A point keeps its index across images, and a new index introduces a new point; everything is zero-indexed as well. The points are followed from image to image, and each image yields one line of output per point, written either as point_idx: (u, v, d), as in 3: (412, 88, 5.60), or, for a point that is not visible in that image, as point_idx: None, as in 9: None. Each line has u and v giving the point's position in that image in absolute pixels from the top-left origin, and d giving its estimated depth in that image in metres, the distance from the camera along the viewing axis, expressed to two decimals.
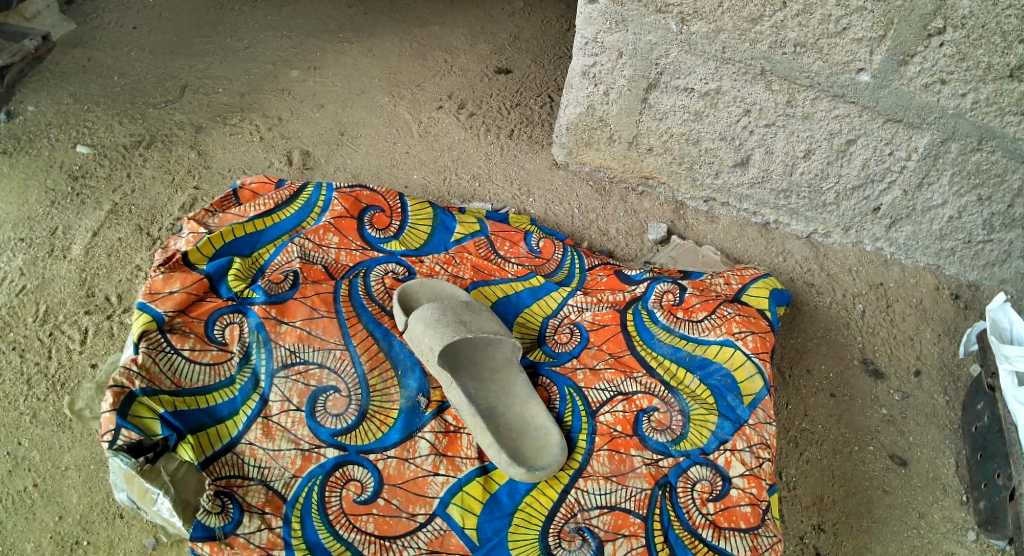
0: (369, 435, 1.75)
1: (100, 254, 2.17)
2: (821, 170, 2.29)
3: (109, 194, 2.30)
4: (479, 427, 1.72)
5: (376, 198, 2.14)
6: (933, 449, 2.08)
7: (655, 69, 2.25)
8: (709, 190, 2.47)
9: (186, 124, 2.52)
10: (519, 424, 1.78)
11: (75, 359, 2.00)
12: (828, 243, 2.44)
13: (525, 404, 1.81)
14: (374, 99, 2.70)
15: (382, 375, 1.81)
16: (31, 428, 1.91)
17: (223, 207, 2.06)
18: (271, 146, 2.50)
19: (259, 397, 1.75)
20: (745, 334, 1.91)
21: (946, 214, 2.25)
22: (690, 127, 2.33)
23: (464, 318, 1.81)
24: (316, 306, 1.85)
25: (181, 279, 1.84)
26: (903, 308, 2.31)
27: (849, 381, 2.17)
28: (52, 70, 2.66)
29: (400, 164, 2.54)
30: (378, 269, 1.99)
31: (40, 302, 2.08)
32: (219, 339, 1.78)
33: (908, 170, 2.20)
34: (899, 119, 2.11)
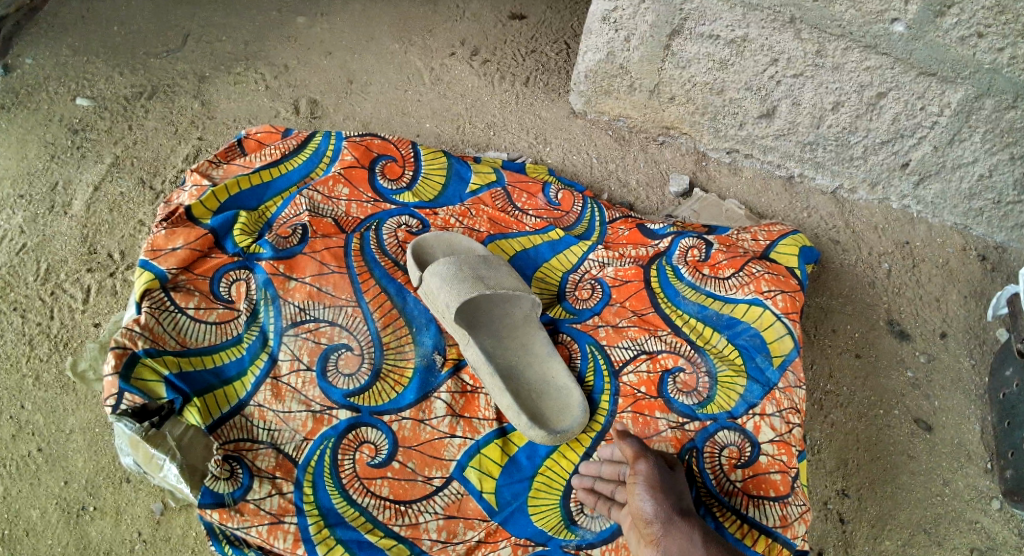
0: (384, 395, 1.70)
1: (102, 210, 2.11)
2: (849, 123, 2.20)
3: (111, 147, 2.23)
4: (498, 387, 1.68)
5: (387, 147, 2.07)
6: (958, 415, 2.03)
7: (679, 15, 2.15)
8: (732, 141, 2.39)
9: (189, 74, 2.42)
10: (540, 384, 1.73)
11: (78, 319, 1.96)
12: (853, 199, 2.36)
13: (546, 363, 1.76)
14: (383, 46, 2.60)
15: (395, 332, 1.76)
16: (34, 391, 1.87)
17: (228, 158, 1.99)
18: (277, 95, 2.42)
19: (267, 356, 1.70)
20: (774, 294, 1.85)
21: (977, 172, 2.15)
22: (715, 76, 2.24)
23: (482, 274, 1.74)
24: (327, 261, 1.79)
25: (185, 235, 1.77)
26: (929, 269, 2.24)
27: (874, 341, 2.11)
28: (51, 21, 2.51)
29: (412, 112, 2.46)
30: (391, 222, 1.92)
31: (41, 260, 2.03)
32: (226, 297, 1.73)
33: (940, 126, 2.10)
34: (933, 73, 2.01)
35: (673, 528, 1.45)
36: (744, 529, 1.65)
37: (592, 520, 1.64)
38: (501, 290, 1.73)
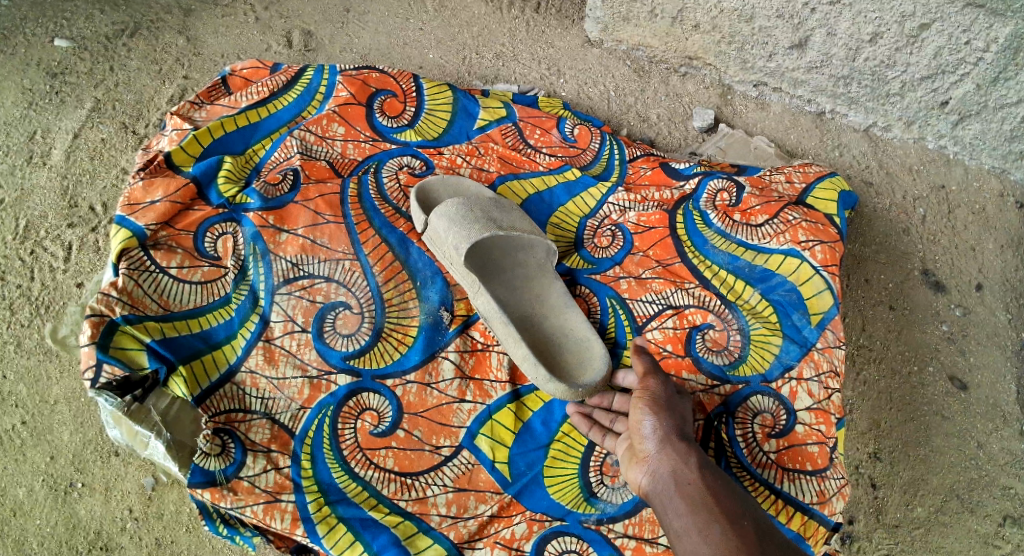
0: (386, 356, 1.60)
1: (83, 159, 1.98)
2: (888, 57, 2.04)
3: (90, 90, 2.08)
4: (512, 337, 1.56)
5: (386, 81, 1.93)
6: (994, 374, 1.94)
7: None
8: (760, 74, 2.24)
9: (173, 7, 2.25)
10: (557, 337, 1.62)
11: (59, 280, 1.85)
12: (887, 137, 2.22)
13: (563, 314, 1.64)
14: None
15: (397, 287, 1.65)
16: (16, 358, 1.78)
17: (211, 98, 1.87)
18: (268, 28, 2.26)
19: (258, 317, 1.59)
20: (813, 244, 1.74)
21: (1021, 113, 2.01)
22: (743, 2, 2.08)
23: (495, 216, 1.63)
24: (321, 210, 1.66)
25: (164, 186, 1.65)
26: (965, 215, 2.11)
27: (908, 293, 2.00)
28: None
29: (414, 43, 2.30)
30: (391, 163, 1.78)
31: (19, 216, 1.91)
32: (211, 253, 1.61)
33: (985, 62, 1.95)
34: (981, 4, 1.86)
35: (667, 448, 1.39)
36: (778, 503, 1.57)
37: (613, 492, 1.55)
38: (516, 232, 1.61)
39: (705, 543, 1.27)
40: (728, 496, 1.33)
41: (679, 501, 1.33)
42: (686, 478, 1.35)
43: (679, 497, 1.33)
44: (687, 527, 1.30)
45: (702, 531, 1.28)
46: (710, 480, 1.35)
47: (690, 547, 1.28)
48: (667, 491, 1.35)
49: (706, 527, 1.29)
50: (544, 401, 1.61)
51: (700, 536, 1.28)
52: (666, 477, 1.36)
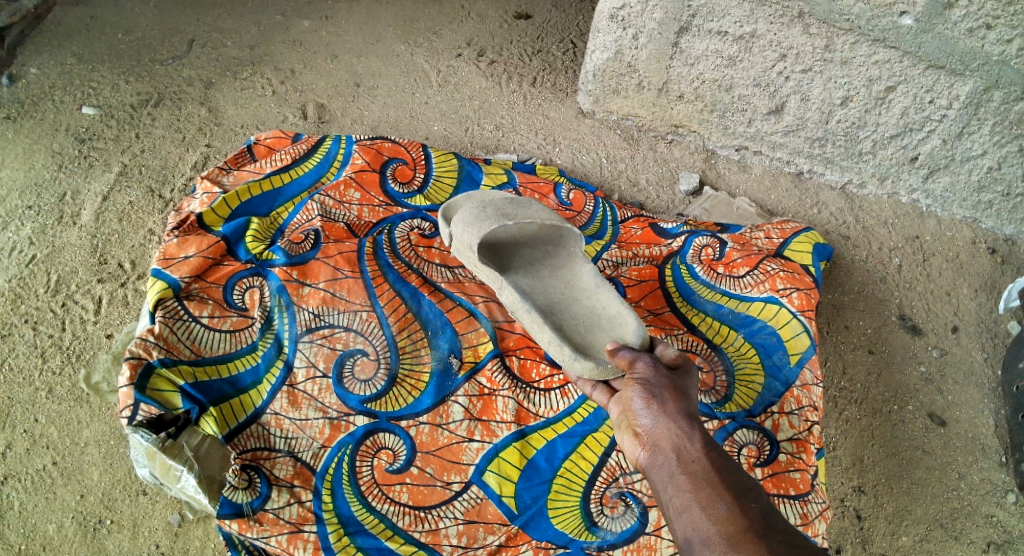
0: (401, 400, 1.69)
1: (111, 219, 2.10)
2: (859, 118, 2.19)
3: (118, 156, 2.21)
4: (537, 324, 1.65)
5: (398, 150, 2.06)
6: (972, 410, 2.02)
7: (687, 11, 2.13)
8: (741, 138, 2.37)
9: (195, 80, 2.40)
10: (589, 318, 1.71)
11: (89, 330, 1.94)
12: (863, 194, 2.35)
13: (595, 295, 1.73)
14: (390, 48, 2.57)
15: (411, 335, 1.75)
16: (48, 403, 1.87)
17: (238, 164, 2.00)
18: (284, 101, 2.40)
19: (283, 364, 1.68)
20: (790, 292, 1.85)
21: (986, 165, 2.15)
22: (723, 73, 2.23)
23: (509, 211, 1.71)
24: (339, 266, 1.77)
25: (197, 243, 1.77)
26: (940, 263, 2.23)
27: (887, 337, 2.10)
28: (53, 30, 2.48)
29: (420, 115, 2.45)
30: (403, 225, 1.91)
31: (51, 271, 2.01)
32: (239, 304, 1.72)
33: (949, 119, 2.09)
34: (941, 66, 2.00)
35: (669, 424, 1.39)
36: None
37: (613, 521, 1.65)
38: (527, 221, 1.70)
39: (709, 521, 1.28)
40: (735, 476, 1.33)
41: (681, 478, 1.34)
42: (689, 455, 1.35)
43: (682, 473, 1.34)
44: (689, 505, 1.30)
45: (706, 510, 1.29)
46: (716, 458, 1.35)
47: (692, 525, 1.29)
48: (669, 468, 1.36)
49: (711, 507, 1.29)
50: (547, 439, 1.69)
51: (704, 514, 1.29)
52: (669, 455, 1.36)
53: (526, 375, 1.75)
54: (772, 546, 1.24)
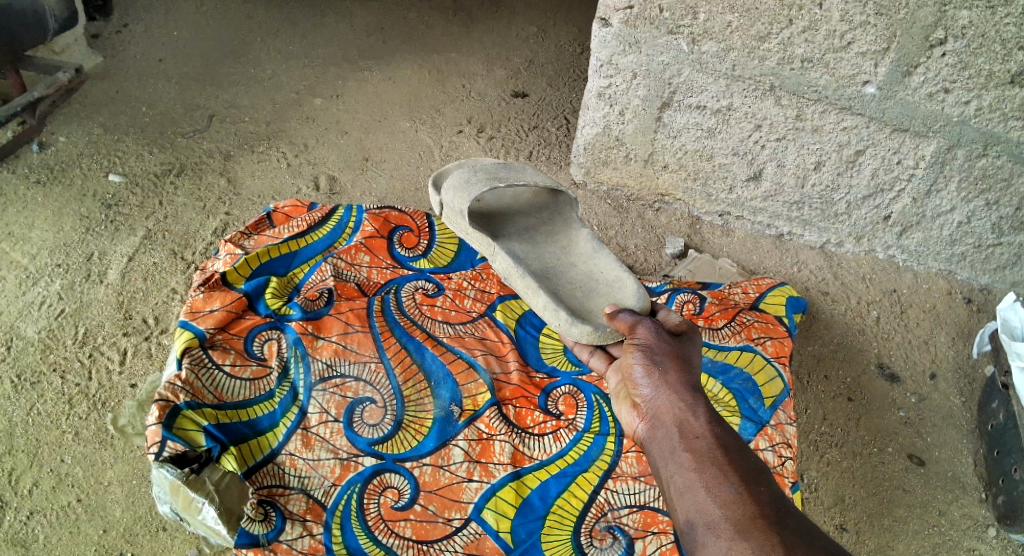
0: (405, 443, 1.79)
1: (136, 278, 2.22)
2: (832, 181, 2.28)
3: (143, 221, 2.35)
4: (531, 289, 1.78)
5: (404, 219, 2.15)
6: (951, 450, 2.10)
7: (668, 88, 2.25)
8: (723, 204, 2.46)
9: (214, 152, 2.54)
10: (587, 280, 1.82)
11: (115, 380, 2.05)
12: (841, 252, 2.43)
13: (591, 261, 1.85)
14: (396, 125, 2.65)
15: (415, 385, 1.86)
16: (74, 445, 1.96)
17: (257, 229, 2.09)
18: (298, 173, 2.50)
19: (298, 409, 1.80)
20: (764, 340, 1.97)
21: (955, 220, 2.25)
22: (703, 144, 2.33)
23: (500, 175, 1.88)
24: (351, 321, 1.91)
25: (221, 298, 1.89)
26: (917, 314, 2.32)
27: (865, 385, 2.19)
28: (83, 103, 2.68)
29: (425, 188, 2.48)
30: (408, 286, 2.02)
31: (79, 324, 2.13)
32: (259, 354, 1.84)
33: (917, 178, 2.20)
34: (906, 129, 2.11)
35: (670, 397, 1.50)
36: None
37: (602, 552, 1.71)
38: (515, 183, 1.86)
39: (715, 504, 1.37)
40: (739, 459, 1.42)
41: (683, 454, 1.44)
42: (691, 430, 1.46)
43: (684, 449, 1.44)
44: (692, 483, 1.40)
45: (711, 492, 1.38)
46: (719, 437, 1.44)
47: (696, 505, 1.38)
48: (671, 441, 1.46)
49: (717, 489, 1.38)
50: (541, 479, 1.78)
51: (710, 497, 1.38)
52: (671, 427, 1.47)
53: (522, 421, 1.85)
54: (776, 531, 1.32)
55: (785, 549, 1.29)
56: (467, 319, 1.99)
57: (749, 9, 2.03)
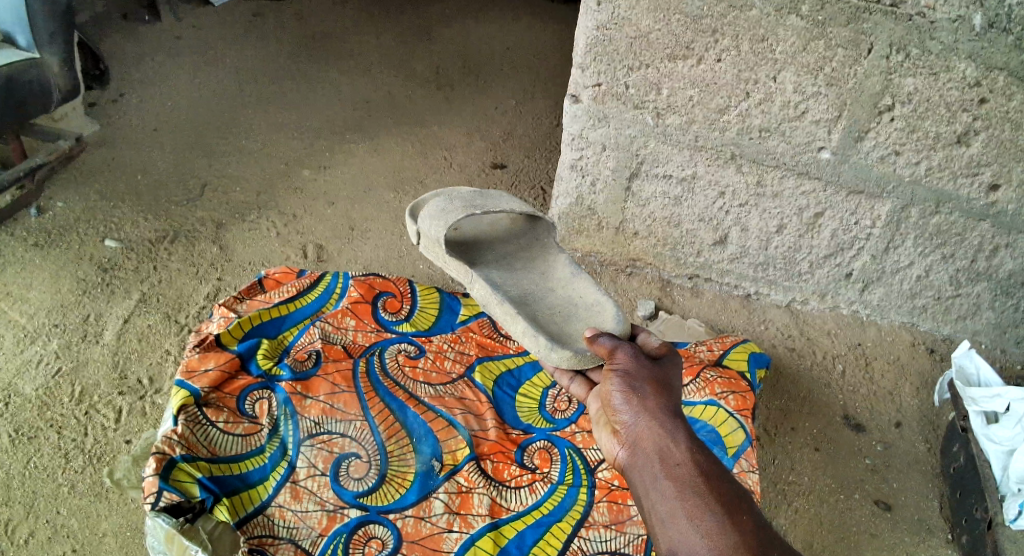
0: (389, 496, 1.85)
1: (132, 339, 2.30)
2: (794, 243, 2.37)
3: (137, 284, 2.44)
4: (510, 315, 1.83)
5: (387, 285, 2.24)
6: (917, 494, 2.17)
7: (636, 159, 2.32)
8: (692, 267, 2.52)
9: (207, 221, 2.64)
10: (567, 305, 1.90)
11: (110, 436, 2.11)
12: (807, 310, 2.51)
13: (570, 285, 1.94)
14: (380, 197, 2.76)
15: (399, 441, 1.93)
16: (69, 498, 2.01)
17: (249, 294, 2.18)
18: (287, 241, 2.59)
19: (287, 464, 1.86)
20: (727, 394, 2.06)
21: (915, 274, 2.35)
22: (671, 211, 2.40)
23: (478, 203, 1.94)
24: (338, 381, 1.99)
25: (216, 358, 1.97)
26: (882, 366, 2.41)
27: (832, 436, 2.26)
28: (81, 170, 2.80)
29: (408, 256, 2.56)
30: (392, 348, 2.10)
31: (76, 382, 2.21)
32: (250, 412, 1.91)
33: (874, 237, 2.30)
34: (861, 191, 2.22)
35: (650, 423, 1.53)
36: None
37: None
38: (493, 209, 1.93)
39: (698, 534, 1.40)
40: (721, 487, 1.45)
41: (665, 482, 1.46)
42: (671, 457, 1.48)
43: (665, 476, 1.47)
44: (675, 511, 1.43)
45: (693, 521, 1.41)
46: (699, 464, 1.47)
47: (680, 535, 1.41)
48: (653, 469, 1.49)
49: (699, 518, 1.41)
50: (518, 529, 1.83)
51: (692, 527, 1.40)
52: (651, 454, 1.50)
53: (499, 475, 1.91)
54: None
55: None
56: (448, 379, 2.07)
57: (709, 84, 2.13)
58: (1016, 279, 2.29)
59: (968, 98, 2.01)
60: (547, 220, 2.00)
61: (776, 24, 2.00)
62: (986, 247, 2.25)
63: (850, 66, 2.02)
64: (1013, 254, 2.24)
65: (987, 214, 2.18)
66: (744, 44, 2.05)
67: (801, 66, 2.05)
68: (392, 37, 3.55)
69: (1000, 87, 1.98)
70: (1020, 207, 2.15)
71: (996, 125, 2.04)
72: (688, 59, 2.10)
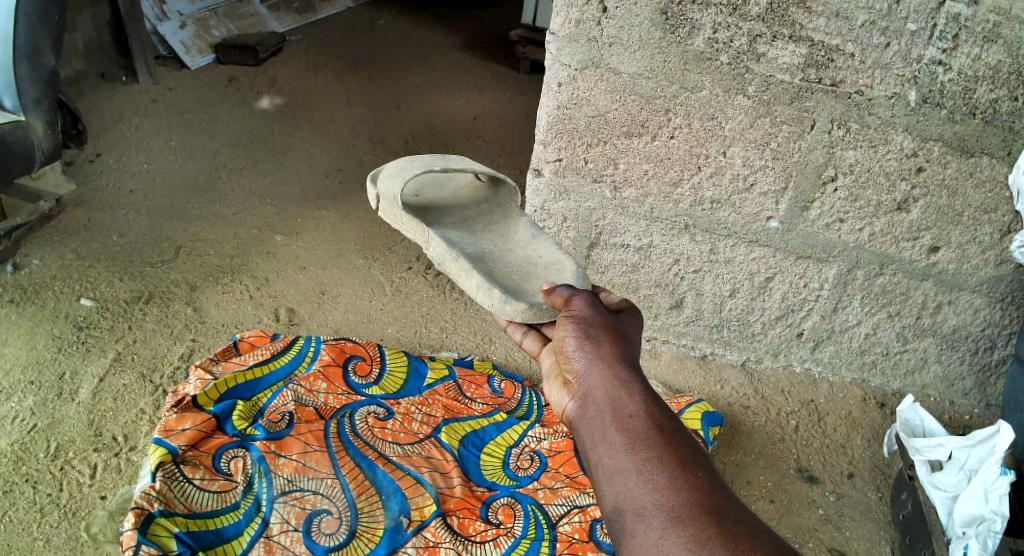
0: (358, 550, 1.92)
1: (107, 398, 2.38)
2: (746, 305, 2.50)
3: (113, 343, 2.52)
4: (464, 270, 1.82)
5: (358, 349, 2.35)
6: (869, 541, 2.27)
7: (595, 230, 2.44)
8: (650, 330, 2.63)
9: (181, 283, 2.73)
10: (526, 264, 1.88)
11: (85, 492, 2.18)
12: (760, 368, 2.63)
13: (531, 246, 1.92)
14: (351, 261, 2.86)
15: (368, 498, 2.01)
16: (44, 551, 2.06)
17: (224, 356, 2.27)
18: (260, 304, 2.68)
19: (260, 519, 1.93)
20: None
21: (862, 332, 2.48)
22: (629, 278, 2.52)
23: (438, 162, 1.92)
24: (310, 441, 2.08)
25: (192, 418, 2.05)
26: (834, 420, 2.52)
27: (786, 488, 2.36)
28: (57, 229, 2.88)
29: (377, 319, 2.66)
30: (362, 410, 2.20)
31: (51, 439, 2.27)
32: (226, 470, 1.98)
33: (823, 298, 2.43)
34: (808, 256, 2.35)
35: (602, 372, 1.49)
36: None
37: None
38: (451, 166, 1.91)
39: (647, 489, 1.32)
40: (674, 442, 1.37)
41: (615, 434, 1.40)
42: (623, 408, 1.42)
43: (616, 427, 1.40)
44: (622, 464, 1.36)
45: (642, 476, 1.33)
46: (654, 416, 1.40)
47: (625, 489, 1.34)
48: (603, 419, 1.43)
49: (649, 473, 1.33)
50: None
51: (641, 481, 1.33)
52: (601, 404, 1.45)
53: (465, 530, 1.99)
54: (713, 520, 1.27)
55: (723, 538, 1.25)
56: (415, 439, 2.17)
57: (662, 159, 2.27)
58: (961, 333, 2.42)
59: (907, 167, 2.16)
60: (510, 184, 1.98)
61: (725, 103, 2.15)
62: (930, 305, 2.38)
63: (794, 141, 2.17)
64: (956, 311, 2.38)
65: (929, 274, 2.32)
66: (694, 122, 2.19)
67: (749, 141, 2.19)
68: (364, 108, 3.69)
69: (935, 156, 2.13)
70: (960, 266, 2.29)
71: (934, 192, 2.19)
72: (642, 136, 2.24)
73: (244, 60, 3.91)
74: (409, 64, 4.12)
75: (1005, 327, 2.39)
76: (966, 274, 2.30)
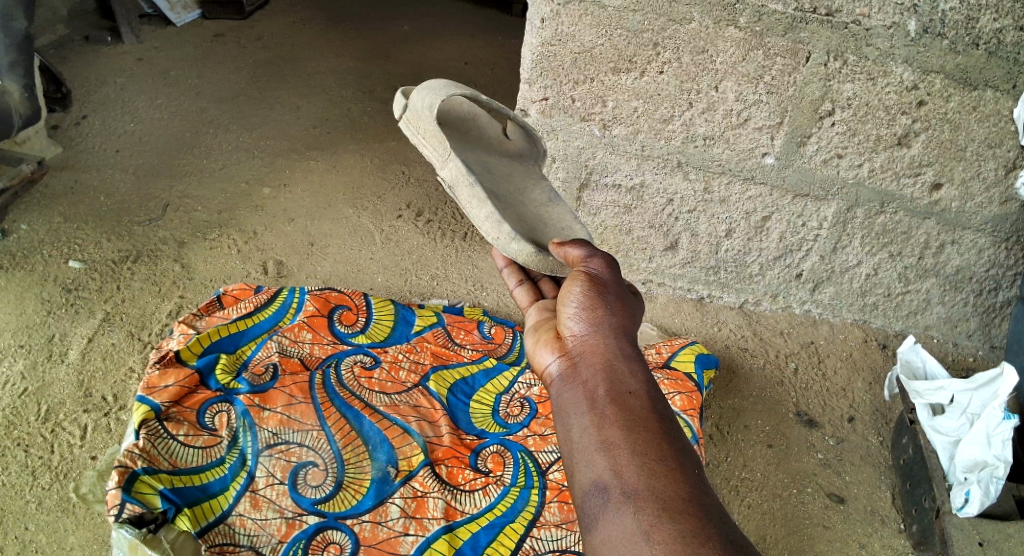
0: (345, 502, 1.91)
1: (96, 358, 2.35)
2: (743, 246, 2.44)
3: (101, 304, 2.48)
4: (478, 197, 1.71)
5: (343, 298, 2.30)
6: (870, 486, 2.23)
7: (585, 170, 2.38)
8: (645, 273, 2.57)
9: (169, 240, 2.68)
10: (537, 220, 1.78)
11: (76, 453, 2.16)
12: (759, 310, 2.58)
13: (546, 208, 1.82)
14: (340, 212, 2.80)
15: (354, 449, 1.99)
16: (37, 514, 2.05)
17: (208, 311, 2.22)
18: (248, 258, 2.64)
19: (246, 474, 1.91)
20: (674, 395, 2.20)
21: (863, 272, 2.42)
22: (622, 219, 2.46)
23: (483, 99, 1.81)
24: (294, 393, 2.05)
25: (175, 374, 2.01)
26: (834, 362, 2.48)
27: (785, 432, 2.32)
28: (43, 193, 2.81)
29: (365, 270, 2.62)
30: (348, 359, 2.17)
31: (41, 401, 2.24)
32: (210, 425, 1.95)
33: (822, 238, 2.37)
34: (806, 194, 2.28)
35: (599, 343, 1.41)
36: None
37: None
38: (496, 102, 1.81)
39: (640, 473, 1.28)
40: (674, 433, 1.33)
41: (608, 408, 1.34)
42: (623, 387, 1.36)
43: (612, 401, 1.35)
44: (614, 440, 1.31)
45: (637, 457, 1.29)
46: (653, 401, 1.36)
47: (614, 467, 1.29)
48: (598, 388, 1.37)
49: (643, 456, 1.30)
50: (472, 531, 1.91)
51: (636, 463, 1.29)
52: (597, 372, 1.38)
53: (453, 479, 1.99)
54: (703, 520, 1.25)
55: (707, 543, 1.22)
56: (402, 388, 2.13)
57: (652, 96, 2.20)
58: (965, 274, 2.36)
59: (907, 100, 2.08)
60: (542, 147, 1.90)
61: (715, 36, 2.07)
62: (932, 244, 2.32)
63: (789, 74, 2.09)
64: (959, 250, 2.32)
65: (931, 213, 2.26)
66: (684, 56, 2.12)
67: (741, 75, 2.12)
68: (352, 58, 3.61)
69: (937, 89, 2.05)
70: (963, 205, 2.22)
71: (936, 126, 2.11)
72: (630, 72, 2.17)
73: (229, 13, 3.81)
74: (396, 11, 4.02)
75: (1010, 267, 2.32)
76: (970, 212, 2.23)
